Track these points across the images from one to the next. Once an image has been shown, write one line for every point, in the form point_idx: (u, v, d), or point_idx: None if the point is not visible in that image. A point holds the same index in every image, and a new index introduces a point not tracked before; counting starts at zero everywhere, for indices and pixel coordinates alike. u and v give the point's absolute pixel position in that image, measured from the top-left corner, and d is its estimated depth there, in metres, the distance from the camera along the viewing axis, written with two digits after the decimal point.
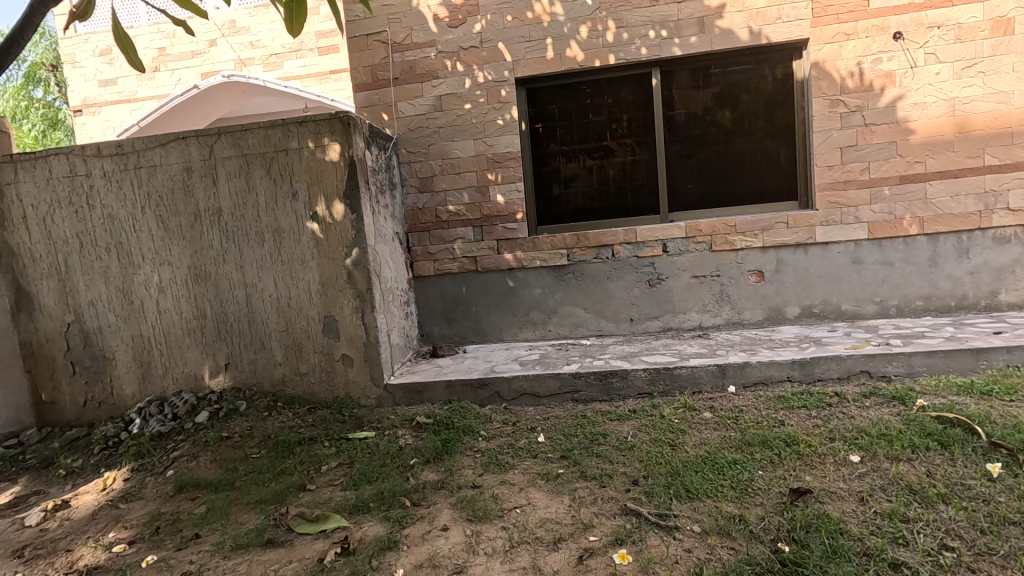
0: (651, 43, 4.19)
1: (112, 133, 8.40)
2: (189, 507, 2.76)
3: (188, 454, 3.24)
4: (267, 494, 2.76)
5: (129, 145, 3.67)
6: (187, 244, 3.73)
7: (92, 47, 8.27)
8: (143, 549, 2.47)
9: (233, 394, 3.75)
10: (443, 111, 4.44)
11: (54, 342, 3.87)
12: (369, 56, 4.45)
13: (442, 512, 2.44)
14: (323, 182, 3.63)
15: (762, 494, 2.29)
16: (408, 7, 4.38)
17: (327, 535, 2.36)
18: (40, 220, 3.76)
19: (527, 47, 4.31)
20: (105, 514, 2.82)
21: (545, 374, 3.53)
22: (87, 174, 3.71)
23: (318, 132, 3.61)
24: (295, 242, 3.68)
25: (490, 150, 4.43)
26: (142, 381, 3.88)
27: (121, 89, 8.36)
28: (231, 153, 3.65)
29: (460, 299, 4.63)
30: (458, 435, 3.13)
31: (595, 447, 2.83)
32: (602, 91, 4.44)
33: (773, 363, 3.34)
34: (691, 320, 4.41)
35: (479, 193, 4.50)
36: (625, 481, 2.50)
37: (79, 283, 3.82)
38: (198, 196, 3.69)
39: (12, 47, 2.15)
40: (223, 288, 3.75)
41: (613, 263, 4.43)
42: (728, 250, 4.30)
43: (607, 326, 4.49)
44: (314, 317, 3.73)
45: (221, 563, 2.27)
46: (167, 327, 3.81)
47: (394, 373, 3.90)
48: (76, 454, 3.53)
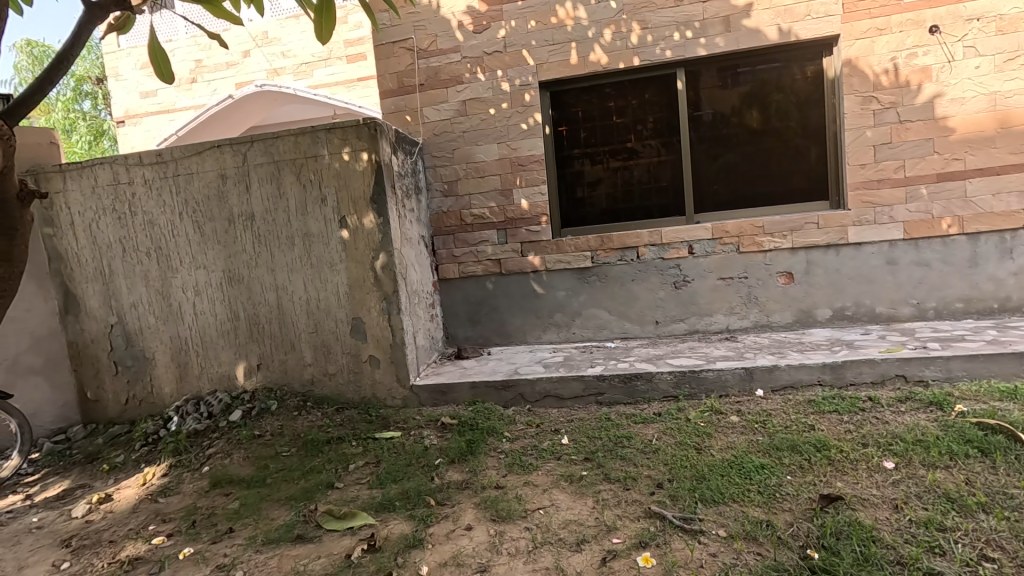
0: (676, 44, 4.16)
1: (152, 142, 8.76)
2: (223, 503, 2.86)
3: (223, 451, 3.35)
4: (297, 491, 2.84)
5: (168, 154, 3.82)
6: (222, 248, 3.86)
7: (133, 60, 8.64)
8: (181, 541, 2.57)
9: (265, 394, 3.86)
10: (467, 116, 4.49)
11: (98, 342, 4.06)
12: (395, 63, 4.54)
13: (466, 511, 2.47)
14: (351, 188, 3.71)
15: (790, 499, 2.24)
16: (433, 14, 4.45)
17: (354, 532, 2.41)
18: (87, 225, 3.95)
19: (551, 50, 4.33)
20: (145, 508, 2.94)
21: (569, 376, 3.54)
22: (129, 182, 3.88)
23: (345, 138, 3.70)
24: (324, 246, 3.78)
25: (514, 153, 4.46)
26: (179, 381, 4.02)
27: (160, 99, 8.70)
28: (263, 160, 3.76)
29: (485, 301, 4.67)
30: (482, 436, 3.16)
31: (619, 449, 2.82)
32: (627, 93, 4.42)
33: (803, 366, 3.26)
34: (717, 323, 4.35)
35: (503, 197, 4.53)
36: (650, 484, 2.49)
37: (121, 286, 3.99)
38: (232, 202, 3.82)
39: (63, 63, 2.34)
40: (256, 291, 3.87)
41: (638, 265, 4.40)
42: (756, 251, 4.22)
43: (632, 329, 4.46)
44: (342, 318, 3.81)
45: (253, 557, 2.34)
46: (203, 328, 3.95)
47: (420, 374, 3.96)
48: (118, 450, 3.69)
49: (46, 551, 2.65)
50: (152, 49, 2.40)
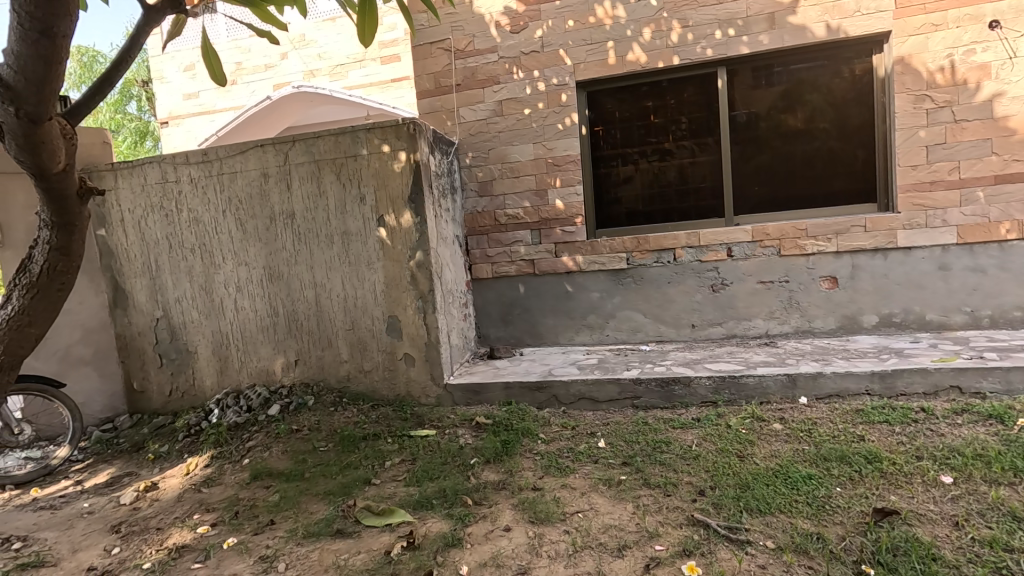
0: (717, 43, 4.08)
1: (193, 143, 9.02)
2: (263, 495, 2.92)
3: (262, 444, 3.42)
4: (335, 486, 2.88)
5: (213, 153, 3.93)
6: (263, 245, 3.95)
7: (177, 63, 8.93)
8: (224, 531, 2.63)
9: (302, 390, 3.92)
10: (503, 116, 4.49)
11: (144, 335, 4.20)
12: (432, 64, 4.57)
13: (504, 512, 2.46)
14: (389, 187, 3.75)
15: (841, 512, 2.16)
16: (471, 15, 4.46)
17: (392, 528, 2.42)
18: (136, 222, 4.09)
19: (588, 50, 4.30)
20: (189, 497, 3.03)
21: (604, 378, 3.50)
22: (176, 180, 4.00)
23: (385, 138, 3.73)
24: (362, 245, 3.83)
25: (550, 153, 4.44)
26: (220, 374, 4.13)
27: (201, 101, 8.96)
28: (304, 159, 3.83)
29: (517, 302, 4.66)
30: (517, 437, 3.15)
31: (657, 454, 2.77)
32: (665, 93, 4.35)
33: (850, 375, 3.15)
34: (756, 328, 4.24)
35: (537, 197, 4.51)
36: (691, 491, 2.43)
37: (167, 281, 4.12)
38: (273, 200, 3.90)
39: (121, 65, 2.43)
40: (295, 288, 3.94)
41: (674, 267, 4.33)
42: (798, 254, 4.11)
43: (667, 332, 4.39)
44: (378, 316, 3.85)
45: (295, 549, 2.38)
46: (243, 324, 4.05)
47: (453, 373, 3.98)
48: (162, 440, 3.81)
49: (97, 536, 2.75)
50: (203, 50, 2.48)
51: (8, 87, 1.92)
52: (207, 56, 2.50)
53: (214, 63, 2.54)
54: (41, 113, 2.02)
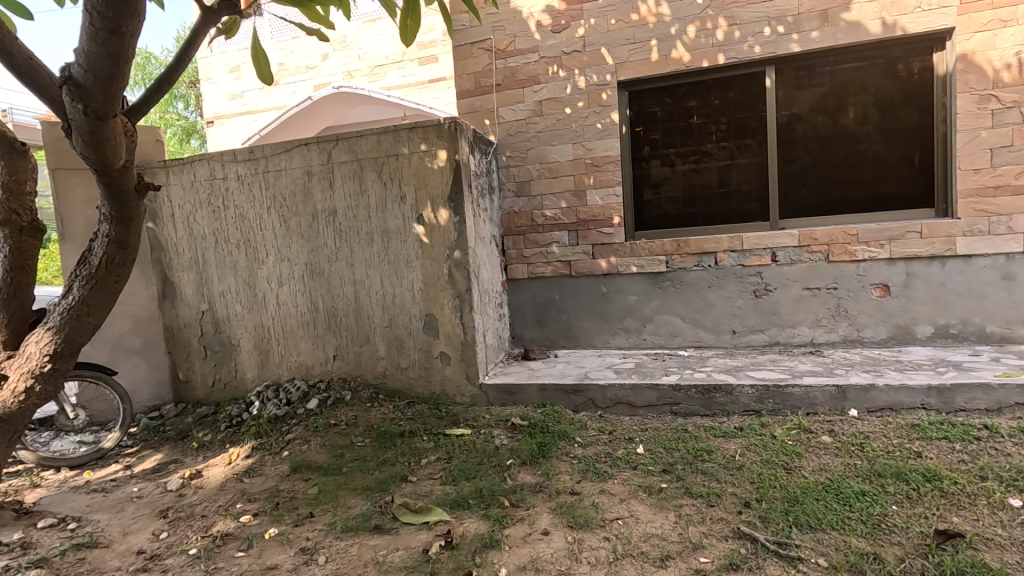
0: (766, 41, 3.96)
1: (236, 142, 9.30)
2: (303, 487, 2.97)
3: (302, 437, 3.49)
4: (372, 482, 2.90)
5: (260, 152, 4.03)
6: (305, 242, 4.03)
7: (223, 64, 9.23)
8: (266, 521, 2.68)
9: (340, 385, 3.98)
10: (543, 116, 4.47)
11: (190, 327, 4.33)
12: (473, 63, 4.58)
13: (542, 515, 2.43)
14: (428, 186, 3.77)
15: (899, 532, 2.06)
16: (512, 14, 4.45)
17: (430, 526, 2.43)
18: (185, 218, 4.23)
19: (631, 49, 4.23)
20: (232, 486, 3.10)
21: (642, 384, 3.43)
22: (224, 177, 4.12)
23: (426, 137, 3.75)
24: (401, 243, 3.86)
25: (589, 153, 4.39)
26: (261, 367, 4.23)
27: (245, 101, 9.22)
28: (347, 158, 3.89)
29: (553, 304, 4.62)
30: (553, 439, 3.12)
31: (699, 463, 2.70)
32: (709, 92, 4.25)
33: (905, 388, 3.01)
34: (801, 336, 4.10)
35: (575, 198, 4.47)
36: (736, 502, 2.36)
37: (213, 275, 4.24)
38: (316, 198, 3.97)
39: (179, 66, 2.51)
40: (335, 285, 4.01)
41: (715, 271, 4.22)
42: (848, 260, 3.95)
43: (706, 338, 4.29)
44: (415, 314, 3.88)
45: (334, 543, 2.40)
46: (284, 319, 4.13)
47: (488, 373, 3.98)
48: (206, 430, 3.93)
49: (146, 520, 2.84)
50: (253, 50, 2.54)
51: (78, 85, 2.01)
52: (255, 57, 2.56)
53: (262, 65, 2.59)
54: (106, 110, 2.10)
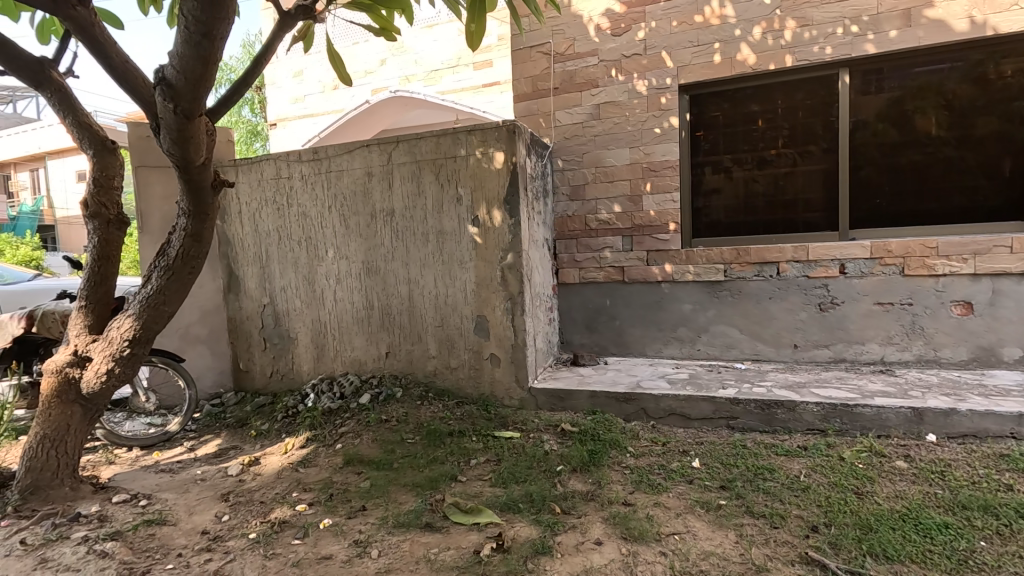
0: (839, 42, 3.78)
1: (297, 143, 9.68)
2: (355, 480, 3.03)
3: (354, 431, 3.57)
4: (422, 479, 2.93)
5: (323, 152, 4.16)
6: (363, 241, 4.13)
7: (288, 69, 9.66)
8: (320, 511, 2.74)
9: (391, 381, 4.06)
10: (601, 119, 4.41)
11: (252, 319, 4.52)
12: (531, 67, 4.60)
13: (595, 525, 2.38)
14: (485, 188, 3.79)
15: (990, 571, 1.90)
16: (572, 17, 4.43)
17: (481, 527, 2.42)
18: (252, 215, 4.42)
19: (694, 52, 4.13)
20: (288, 475, 3.20)
21: (697, 396, 3.32)
22: (289, 176, 4.28)
23: (485, 140, 3.78)
24: (456, 244, 3.90)
25: (647, 158, 4.30)
26: (316, 360, 4.36)
27: (306, 104, 9.58)
28: (406, 160, 3.97)
29: (604, 310, 4.55)
30: (604, 448, 3.07)
31: (760, 482, 2.58)
32: (776, 96, 4.09)
33: (992, 415, 2.78)
34: (870, 353, 3.88)
35: (631, 202, 4.38)
36: (802, 525, 2.24)
37: (275, 270, 4.41)
38: (375, 198, 4.07)
39: (257, 68, 2.63)
40: (390, 283, 4.09)
41: (777, 282, 4.05)
42: (926, 275, 3.70)
43: (765, 351, 4.12)
44: (467, 315, 3.91)
45: (386, 538, 2.43)
46: (340, 314, 4.25)
47: (538, 377, 3.95)
48: (263, 419, 4.08)
49: (209, 502, 2.97)
50: (330, 54, 2.66)
51: (170, 86, 2.14)
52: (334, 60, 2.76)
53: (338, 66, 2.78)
54: (193, 109, 2.23)
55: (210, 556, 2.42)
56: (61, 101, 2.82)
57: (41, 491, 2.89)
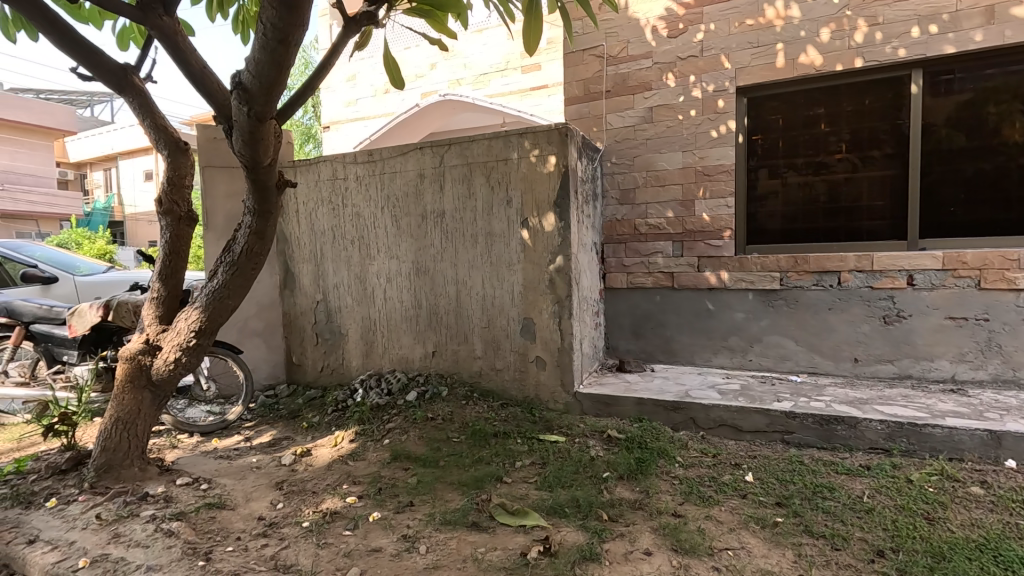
0: (913, 42, 3.59)
1: (349, 146, 9.98)
2: (402, 476, 3.08)
3: (401, 427, 3.64)
4: (468, 478, 2.95)
5: (378, 154, 4.27)
6: (413, 241, 4.21)
7: (343, 74, 9.97)
8: (370, 504, 2.81)
9: (437, 380, 4.11)
10: (653, 123, 4.34)
11: (306, 315, 4.68)
12: (583, 70, 4.58)
13: (643, 534, 2.34)
14: (536, 191, 3.80)
15: None
16: (627, 20, 4.39)
17: (527, 530, 2.42)
18: (308, 215, 4.59)
19: (754, 54, 4.01)
20: (338, 467, 3.29)
21: (751, 408, 3.21)
22: (345, 178, 4.42)
23: (537, 142, 3.79)
24: (504, 246, 3.92)
25: (700, 162, 4.20)
26: (365, 356, 4.47)
27: (358, 107, 9.87)
28: (458, 162, 4.02)
29: (651, 316, 4.48)
30: (652, 456, 3.01)
31: (819, 501, 2.47)
32: (841, 99, 3.92)
33: None
34: (939, 371, 3.66)
35: (683, 207, 4.29)
36: (866, 549, 2.13)
37: (328, 268, 4.55)
38: (426, 200, 4.14)
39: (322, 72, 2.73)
40: (438, 283, 4.15)
41: (838, 292, 3.87)
42: (1005, 289, 3.46)
43: (823, 364, 3.96)
44: (514, 317, 3.92)
45: (434, 534, 2.46)
46: (389, 312, 4.35)
47: (584, 382, 3.91)
48: (315, 411, 4.21)
49: (265, 490, 3.09)
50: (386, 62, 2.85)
51: (246, 90, 2.27)
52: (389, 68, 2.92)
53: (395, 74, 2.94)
54: (265, 112, 2.34)
55: (267, 541, 2.52)
56: (141, 105, 3.01)
57: (113, 470, 3.08)
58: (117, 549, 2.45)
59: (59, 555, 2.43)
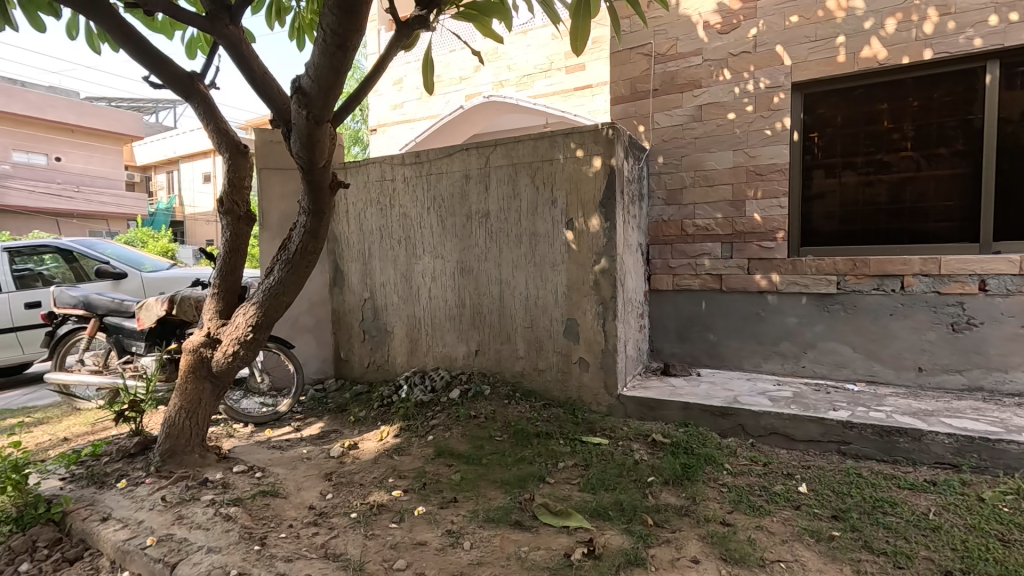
0: (989, 31, 3.37)
1: (395, 148, 10.21)
2: (446, 472, 3.12)
3: (445, 424, 3.69)
4: (510, 477, 2.97)
5: (425, 155, 4.35)
6: (458, 241, 4.27)
7: (390, 77, 10.20)
8: (415, 499, 2.86)
9: (480, 378, 4.15)
10: (703, 122, 4.24)
11: (353, 312, 4.82)
12: (630, 69, 4.53)
13: (690, 541, 2.29)
14: (581, 191, 3.78)
15: None
16: (677, 17, 4.32)
17: (570, 531, 2.41)
18: (357, 215, 4.72)
19: (812, 48, 3.86)
20: (384, 461, 3.37)
21: (804, 416, 3.09)
22: (392, 179, 4.52)
23: (583, 142, 3.76)
24: (549, 246, 3.92)
25: (752, 161, 4.07)
26: (410, 353, 4.56)
27: (404, 110, 10.07)
28: (503, 162, 4.05)
29: (698, 319, 4.38)
30: (699, 462, 2.94)
31: (880, 516, 2.35)
32: (906, 94, 3.72)
33: None
34: (1014, 383, 3.42)
35: (733, 208, 4.17)
36: (932, 569, 2.02)
37: (375, 267, 4.67)
38: (472, 200, 4.19)
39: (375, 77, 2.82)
40: (482, 282, 4.19)
41: (901, 297, 3.67)
42: None
43: (883, 372, 3.77)
44: (557, 317, 3.91)
45: (477, 531, 2.49)
46: (434, 311, 4.42)
47: (627, 385, 3.86)
48: (361, 406, 4.33)
49: (315, 480, 3.20)
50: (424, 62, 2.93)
51: (305, 93, 2.36)
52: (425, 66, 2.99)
53: (430, 72, 3.01)
54: (323, 115, 2.43)
55: (317, 530, 2.61)
56: (206, 110, 3.17)
57: (176, 455, 3.27)
58: (180, 530, 2.60)
59: (129, 533, 2.59)
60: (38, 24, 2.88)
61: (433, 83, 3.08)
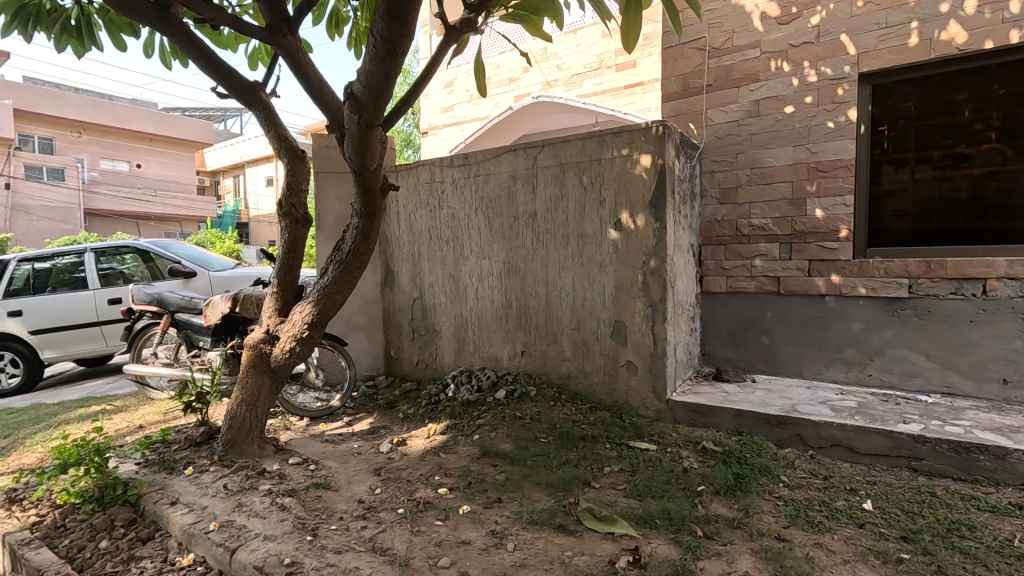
0: None
1: (445, 150, 10.38)
2: (490, 472, 3.14)
3: (490, 424, 3.71)
4: (554, 479, 2.94)
5: (473, 157, 4.40)
6: (505, 242, 4.28)
7: (441, 81, 10.38)
8: (459, 497, 2.89)
9: (526, 379, 4.14)
10: (760, 117, 4.07)
11: (403, 311, 4.93)
12: (683, 65, 4.40)
13: (742, 556, 2.19)
14: (630, 191, 3.70)
15: None
16: (732, 9, 4.16)
17: (615, 538, 2.37)
18: (407, 217, 4.82)
19: (881, 35, 3.62)
20: (431, 458, 3.43)
21: (870, 428, 2.90)
22: (442, 180, 4.59)
23: (632, 140, 3.69)
24: (596, 247, 3.87)
25: (814, 157, 3.86)
26: (457, 353, 4.62)
27: (455, 113, 10.22)
28: (551, 163, 4.03)
29: (754, 323, 4.19)
30: (753, 473, 2.82)
31: (956, 540, 2.17)
32: (990, 81, 3.43)
33: None
34: None
35: (792, 206, 3.97)
36: None
37: (424, 267, 4.76)
38: (519, 201, 4.19)
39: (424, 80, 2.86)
40: (529, 283, 4.18)
41: (982, 303, 3.39)
42: None
43: (961, 384, 3.48)
44: (604, 319, 3.85)
45: (521, 532, 2.48)
46: (481, 311, 4.45)
47: (677, 390, 3.76)
48: (409, 403, 4.43)
49: (365, 475, 3.29)
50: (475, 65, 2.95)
51: (356, 99, 2.43)
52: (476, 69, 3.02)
53: (481, 75, 3.04)
54: (374, 119, 2.50)
55: (366, 523, 2.68)
56: (266, 117, 3.32)
57: (237, 446, 3.45)
58: (240, 517, 2.74)
59: (194, 517, 2.75)
60: (119, 42, 3.12)
61: (484, 87, 3.11)
